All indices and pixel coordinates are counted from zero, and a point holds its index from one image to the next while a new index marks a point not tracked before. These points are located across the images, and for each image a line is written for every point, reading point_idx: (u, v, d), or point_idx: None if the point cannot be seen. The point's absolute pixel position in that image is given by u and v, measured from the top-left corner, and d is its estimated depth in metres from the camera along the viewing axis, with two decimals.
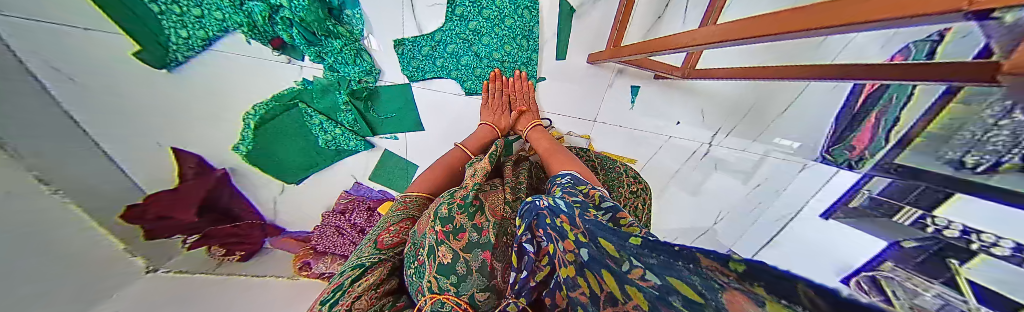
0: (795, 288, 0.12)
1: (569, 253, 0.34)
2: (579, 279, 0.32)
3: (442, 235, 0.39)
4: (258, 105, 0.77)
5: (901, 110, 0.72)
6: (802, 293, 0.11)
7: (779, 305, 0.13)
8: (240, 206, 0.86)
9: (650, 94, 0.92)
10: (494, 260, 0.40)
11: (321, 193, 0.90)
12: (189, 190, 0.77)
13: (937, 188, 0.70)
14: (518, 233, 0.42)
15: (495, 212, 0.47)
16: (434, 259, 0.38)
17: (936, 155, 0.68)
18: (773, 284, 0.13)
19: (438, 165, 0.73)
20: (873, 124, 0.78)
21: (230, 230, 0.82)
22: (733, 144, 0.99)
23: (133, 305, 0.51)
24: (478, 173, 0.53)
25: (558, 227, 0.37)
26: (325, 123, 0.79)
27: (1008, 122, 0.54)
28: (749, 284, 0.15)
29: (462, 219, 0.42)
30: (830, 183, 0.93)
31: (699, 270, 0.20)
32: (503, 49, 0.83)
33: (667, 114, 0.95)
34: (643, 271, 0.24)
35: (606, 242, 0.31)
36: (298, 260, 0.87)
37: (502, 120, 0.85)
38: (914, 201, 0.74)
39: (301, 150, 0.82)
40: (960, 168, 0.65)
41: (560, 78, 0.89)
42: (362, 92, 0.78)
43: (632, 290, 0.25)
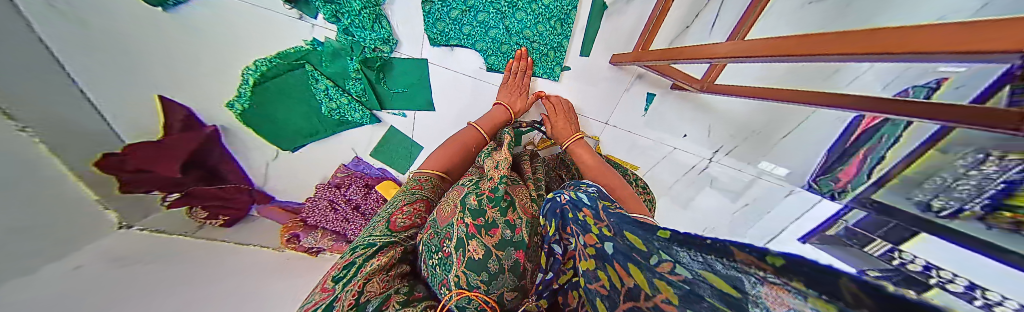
0: (839, 283, 0.11)
1: (591, 248, 0.36)
2: (600, 272, 0.34)
3: (474, 229, 0.39)
4: (260, 60, 0.72)
5: (889, 149, 0.72)
6: (846, 291, 0.10)
7: (822, 301, 0.12)
8: (229, 168, 0.80)
9: (664, 105, 0.93)
10: (525, 260, 0.41)
11: (317, 163, 0.85)
12: (175, 143, 0.70)
13: (906, 226, 0.73)
14: (547, 233, 0.44)
15: (525, 209, 0.46)
16: (464, 253, 0.38)
17: (908, 196, 0.71)
18: (810, 277, 0.12)
19: (452, 142, 0.71)
20: (860, 160, 0.80)
21: (215, 192, 0.76)
22: (729, 163, 1.00)
23: (99, 262, 0.48)
24: (501, 164, 0.51)
25: (585, 226, 0.39)
26: (330, 90, 0.74)
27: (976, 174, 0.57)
28: (786, 279, 0.14)
29: (494, 213, 0.41)
30: (813, 209, 0.98)
31: (733, 264, 0.18)
32: (536, 27, 0.80)
33: (674, 128, 0.96)
34: (673, 264, 0.24)
35: (633, 237, 0.31)
36: (285, 232, 0.82)
37: (517, 101, 0.82)
38: (884, 234, 0.78)
39: (302, 116, 0.78)
40: (926, 210, 0.69)
41: (581, 75, 0.88)
42: (376, 62, 0.74)
43: (661, 284, 0.25)
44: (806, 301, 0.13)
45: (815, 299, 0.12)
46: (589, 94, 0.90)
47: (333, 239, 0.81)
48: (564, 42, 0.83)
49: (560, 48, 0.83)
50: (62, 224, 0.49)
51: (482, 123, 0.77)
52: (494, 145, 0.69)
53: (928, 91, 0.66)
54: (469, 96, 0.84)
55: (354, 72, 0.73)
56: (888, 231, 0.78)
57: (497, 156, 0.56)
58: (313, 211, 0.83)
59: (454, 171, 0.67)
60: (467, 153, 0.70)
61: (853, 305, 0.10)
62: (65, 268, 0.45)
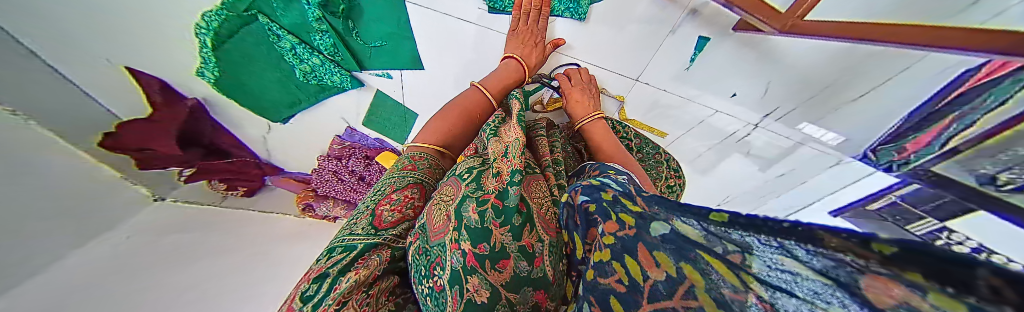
0: (968, 271, 0.08)
1: (609, 236, 0.29)
2: (619, 265, 0.27)
3: (473, 261, 0.33)
4: (209, 14, 0.54)
5: (986, 113, 0.46)
6: (976, 280, 0.07)
7: (944, 295, 0.09)
8: (227, 141, 0.78)
9: (717, 53, 0.69)
10: (546, 298, 0.35)
11: (311, 134, 0.81)
12: (161, 121, 0.67)
13: (961, 201, 0.58)
14: (575, 254, 0.36)
15: (547, 225, 0.40)
16: (461, 291, 0.33)
17: (971, 167, 0.53)
18: (930, 268, 0.09)
19: (455, 104, 0.65)
20: (944, 127, 0.53)
21: (224, 166, 0.78)
22: (779, 130, 0.79)
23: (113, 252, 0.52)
24: (512, 152, 0.44)
25: (613, 207, 0.31)
26: (298, 49, 0.61)
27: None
28: (893, 267, 0.10)
29: (504, 237, 0.35)
30: (861, 181, 0.77)
31: (819, 251, 0.14)
32: None
33: (717, 82, 0.75)
34: (744, 255, 0.19)
35: (682, 225, 0.24)
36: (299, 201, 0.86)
37: (531, 55, 0.68)
38: (930, 209, 0.64)
39: (278, 82, 0.68)
40: (987, 183, 0.52)
41: (613, 12, 0.65)
42: (339, 6, 0.56)
43: (748, 278, 0.18)
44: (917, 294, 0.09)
45: (929, 293, 0.09)
46: (611, 43, 0.71)
47: (344, 208, 0.84)
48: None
49: None
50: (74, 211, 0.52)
51: (488, 84, 0.68)
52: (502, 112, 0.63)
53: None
54: (472, 50, 0.69)
55: (315, 22, 0.56)
56: (937, 206, 0.63)
57: (506, 137, 0.50)
58: (321, 182, 0.83)
59: (455, 144, 0.64)
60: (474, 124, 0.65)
61: (979, 300, 0.07)
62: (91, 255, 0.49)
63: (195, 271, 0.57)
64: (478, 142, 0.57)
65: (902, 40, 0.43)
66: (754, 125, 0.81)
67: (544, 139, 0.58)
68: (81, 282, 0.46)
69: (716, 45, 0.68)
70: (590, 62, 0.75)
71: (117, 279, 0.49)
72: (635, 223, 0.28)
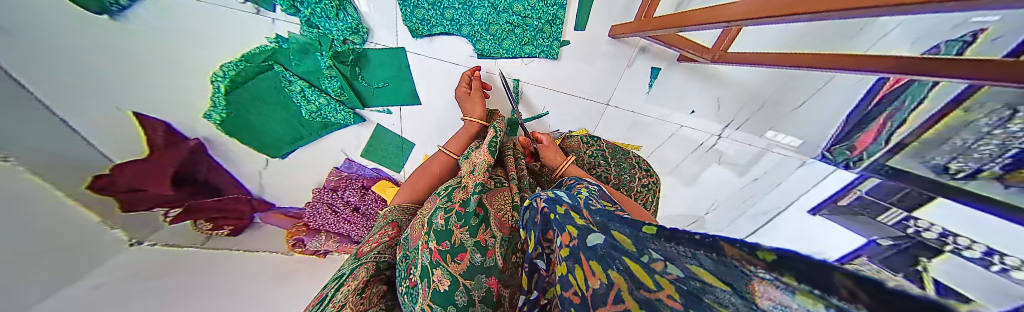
0: (831, 276, 0.10)
1: (565, 248, 0.32)
2: (572, 275, 0.30)
3: (438, 256, 0.38)
4: (226, 64, 0.63)
5: (910, 112, 0.65)
6: (839, 284, 0.09)
7: (811, 295, 0.11)
8: (221, 179, 0.76)
9: (673, 77, 0.85)
10: (499, 286, 0.39)
11: (310, 168, 0.84)
12: (159, 158, 0.66)
13: (923, 191, 0.70)
14: (530, 249, 0.40)
15: (502, 224, 0.43)
16: (429, 284, 0.37)
17: (925, 159, 0.67)
18: (802, 273, 0.11)
19: (425, 171, 0.61)
20: (880, 126, 0.72)
21: (214, 204, 0.75)
22: (739, 138, 0.94)
23: (126, 283, 0.51)
24: (477, 168, 0.49)
25: (566, 220, 0.34)
26: (307, 91, 0.68)
27: (1001, 133, 0.54)
28: (774, 273, 0.13)
29: (462, 235, 0.39)
30: (827, 180, 0.92)
31: (719, 259, 0.17)
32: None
33: (681, 102, 0.89)
34: (665, 263, 0.21)
35: (620, 235, 0.27)
36: (291, 237, 0.83)
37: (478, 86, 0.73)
38: (897, 201, 0.75)
39: (284, 121, 0.73)
40: (942, 172, 0.65)
41: (579, 53, 0.79)
42: (349, 56, 0.67)
43: (662, 280, 0.21)
44: (793, 295, 0.12)
45: (800, 293, 0.11)
46: (586, 77, 0.83)
47: (337, 241, 0.83)
48: (560, 13, 0.72)
49: (555, 21, 0.73)
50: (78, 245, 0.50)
51: (452, 146, 0.67)
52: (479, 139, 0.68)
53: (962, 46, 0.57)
54: None
55: (326, 69, 0.66)
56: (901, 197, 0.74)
57: (474, 157, 0.54)
58: (314, 216, 0.83)
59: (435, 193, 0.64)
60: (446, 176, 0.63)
61: (843, 301, 0.09)
62: (93, 288, 0.47)
63: (200, 299, 0.54)
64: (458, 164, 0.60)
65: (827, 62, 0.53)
66: (718, 135, 0.95)
67: (513, 158, 0.63)
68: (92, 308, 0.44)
69: (669, 73, 0.84)
70: (569, 92, 0.85)
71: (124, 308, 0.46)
72: (576, 232, 0.31)
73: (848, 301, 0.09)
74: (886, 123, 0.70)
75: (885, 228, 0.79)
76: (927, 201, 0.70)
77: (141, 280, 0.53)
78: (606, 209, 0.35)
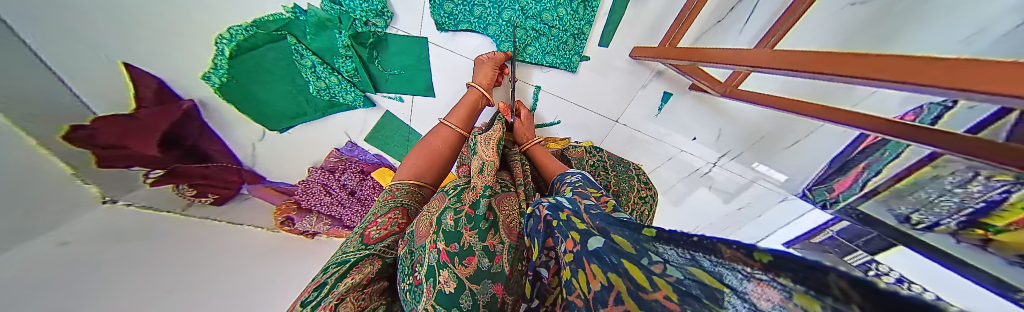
0: (826, 276, 0.09)
1: (569, 254, 0.32)
2: (574, 279, 0.30)
3: (445, 257, 0.37)
4: (235, 28, 0.59)
5: (886, 164, 0.68)
6: (832, 284, 0.09)
7: (809, 297, 0.10)
8: (212, 146, 0.71)
9: (680, 104, 0.87)
10: (505, 293, 0.38)
11: (309, 145, 0.81)
12: (150, 118, 0.61)
13: (886, 237, 0.77)
14: (533, 258, 0.39)
15: (510, 231, 0.43)
16: (434, 284, 0.36)
17: (891, 208, 0.72)
18: (795, 274, 0.11)
19: (424, 144, 0.65)
20: (858, 172, 0.75)
21: (201, 171, 0.70)
22: (734, 169, 0.98)
23: (81, 255, 0.46)
24: (487, 169, 0.50)
25: (568, 225, 0.34)
26: (318, 67, 0.66)
27: (964, 191, 0.56)
28: (772, 275, 0.12)
29: (471, 238, 0.39)
30: (803, 217, 0.98)
31: (720, 261, 0.16)
32: (556, 10, 0.70)
33: (684, 128, 0.92)
34: (665, 265, 0.21)
35: (619, 239, 0.27)
36: (279, 215, 0.80)
37: (485, 76, 0.72)
38: (861, 244, 0.83)
39: (288, 94, 0.70)
40: (904, 221, 0.71)
41: (598, 67, 0.80)
42: (368, 39, 0.65)
43: (659, 282, 0.21)
44: (791, 297, 0.11)
45: (797, 295, 0.11)
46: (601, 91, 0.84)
47: (328, 223, 0.81)
48: (586, 28, 0.72)
49: (580, 34, 0.73)
50: (42, 203, 0.46)
51: (454, 119, 0.69)
52: (480, 130, 0.65)
53: (941, 110, 0.58)
54: None
55: (343, 49, 0.64)
56: (866, 241, 0.82)
57: (482, 153, 0.55)
58: (306, 194, 0.80)
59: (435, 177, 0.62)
60: (448, 155, 0.64)
61: (837, 301, 0.09)
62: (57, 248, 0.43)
63: (189, 269, 0.52)
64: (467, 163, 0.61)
65: (809, 112, 0.55)
66: (713, 163, 0.98)
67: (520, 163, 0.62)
68: (70, 280, 0.41)
69: (676, 100, 0.86)
70: (582, 105, 0.86)
71: (104, 276, 0.44)
72: (580, 236, 0.32)
73: (840, 300, 0.08)
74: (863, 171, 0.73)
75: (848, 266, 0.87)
76: (889, 246, 0.77)
77: (122, 247, 0.50)
78: (603, 212, 0.35)
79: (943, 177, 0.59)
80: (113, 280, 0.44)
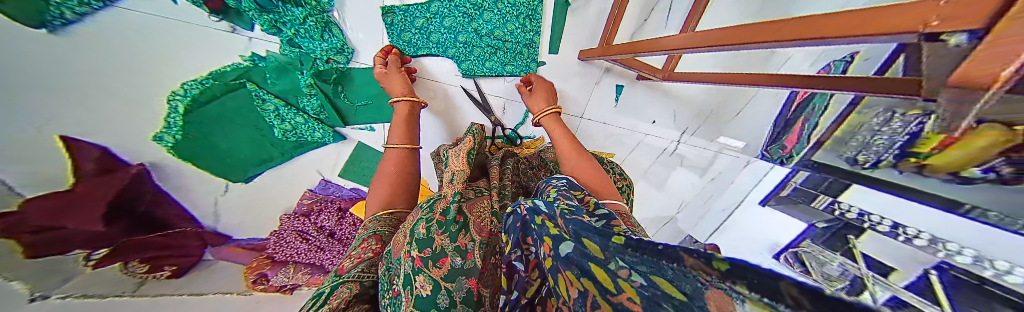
0: (778, 285, 0.10)
1: (548, 258, 0.33)
2: (558, 283, 0.31)
3: (419, 263, 0.36)
4: (189, 82, 0.61)
5: (820, 116, 0.82)
6: (785, 292, 0.09)
7: (762, 304, 0.11)
8: (167, 211, 0.65)
9: (633, 94, 0.97)
10: (479, 287, 0.38)
11: (280, 191, 0.77)
12: (92, 190, 0.54)
13: (843, 180, 0.82)
14: (507, 251, 0.39)
15: (481, 229, 0.44)
16: (411, 291, 0.35)
17: (840, 154, 0.81)
18: (754, 282, 0.11)
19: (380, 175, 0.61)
20: (799, 127, 0.89)
21: (158, 240, 0.62)
22: (696, 143, 1.08)
23: None
24: (456, 178, 0.51)
25: (542, 230, 0.35)
26: (282, 109, 0.66)
27: (887, 129, 0.68)
28: (730, 283, 0.13)
29: (442, 241, 0.39)
30: (767, 176, 1.04)
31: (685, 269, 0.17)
32: (505, 27, 0.79)
33: (642, 113, 1.01)
34: (629, 271, 0.23)
35: (589, 243, 0.28)
36: (250, 274, 0.71)
37: (398, 87, 0.69)
38: (824, 190, 0.86)
39: (253, 141, 0.68)
40: (853, 163, 0.79)
41: (555, 71, 0.88)
42: (331, 75, 0.68)
43: (623, 284, 0.23)
44: (744, 302, 0.12)
45: (751, 301, 0.11)
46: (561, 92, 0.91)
47: (309, 272, 0.75)
48: (536, 38, 0.82)
49: (531, 45, 0.82)
50: None
51: (395, 139, 0.66)
52: (452, 145, 0.67)
53: (845, 64, 0.71)
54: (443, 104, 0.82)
55: (306, 88, 0.66)
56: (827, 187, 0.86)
57: (452, 164, 0.56)
58: (280, 246, 0.76)
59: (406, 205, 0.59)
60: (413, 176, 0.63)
61: (788, 308, 0.09)
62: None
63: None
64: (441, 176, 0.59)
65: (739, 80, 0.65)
66: (676, 141, 1.07)
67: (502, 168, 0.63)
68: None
69: (631, 90, 0.96)
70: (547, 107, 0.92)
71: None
72: (552, 243, 0.33)
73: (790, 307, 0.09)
74: (804, 125, 0.87)
75: (818, 213, 0.86)
76: (845, 188, 0.81)
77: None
78: (577, 215, 0.34)
79: (869, 121, 0.72)
80: None
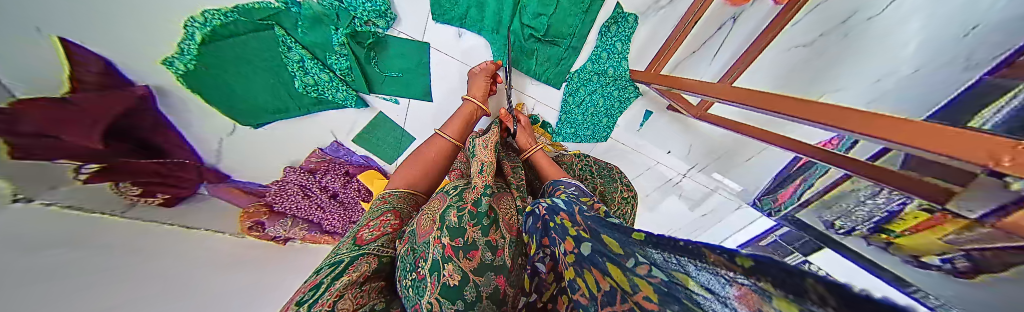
0: (804, 280, 0.09)
1: (570, 254, 0.34)
2: (579, 280, 0.32)
3: (451, 251, 0.38)
4: (211, 11, 0.50)
5: (818, 177, 0.78)
6: (809, 289, 0.08)
7: (785, 301, 0.10)
8: (168, 140, 0.61)
9: (659, 123, 0.96)
10: (507, 286, 0.39)
11: (291, 142, 0.75)
12: (95, 105, 0.48)
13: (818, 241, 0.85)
14: (530, 255, 0.44)
15: (510, 227, 0.46)
16: (438, 278, 0.36)
17: (821, 216, 0.80)
18: (776, 278, 0.10)
19: (418, 156, 0.65)
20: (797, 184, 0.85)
21: (153, 167, 0.59)
22: (701, 180, 1.09)
23: (52, 252, 0.39)
24: (485, 169, 0.52)
25: (564, 230, 0.37)
26: (307, 63, 0.61)
27: (871, 202, 0.64)
28: (755, 280, 0.12)
29: (475, 233, 0.40)
30: (752, 224, 1.14)
31: (706, 266, 0.16)
32: (565, 20, 0.67)
33: (662, 142, 1.01)
34: (649, 267, 0.22)
35: (609, 239, 0.30)
36: (244, 220, 0.74)
37: (478, 90, 0.72)
38: (797, 247, 0.96)
39: (270, 88, 0.63)
40: (830, 227, 0.79)
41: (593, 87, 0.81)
42: (367, 40, 0.62)
43: (640, 282, 0.22)
44: (768, 301, 0.11)
45: (777, 299, 0.10)
46: (588, 107, 0.85)
47: (305, 228, 0.78)
48: (601, 54, 0.74)
49: (572, 50, 0.72)
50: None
51: (450, 130, 0.70)
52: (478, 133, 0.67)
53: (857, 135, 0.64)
54: (457, 78, 0.75)
55: (337, 47, 0.60)
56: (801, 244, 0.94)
57: (480, 154, 0.57)
58: (278, 196, 0.76)
59: (421, 182, 0.62)
60: (440, 164, 0.66)
61: (815, 306, 0.08)
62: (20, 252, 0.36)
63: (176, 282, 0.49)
64: (461, 166, 0.64)
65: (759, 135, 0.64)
66: (682, 174, 1.09)
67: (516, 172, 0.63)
68: (73, 284, 0.37)
69: (656, 118, 0.95)
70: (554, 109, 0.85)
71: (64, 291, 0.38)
72: (574, 243, 0.34)
73: (816, 304, 0.08)
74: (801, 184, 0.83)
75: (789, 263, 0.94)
76: (817, 248, 0.87)
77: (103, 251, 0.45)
78: (597, 215, 0.37)
79: (856, 192, 0.68)
80: (107, 282, 0.39)
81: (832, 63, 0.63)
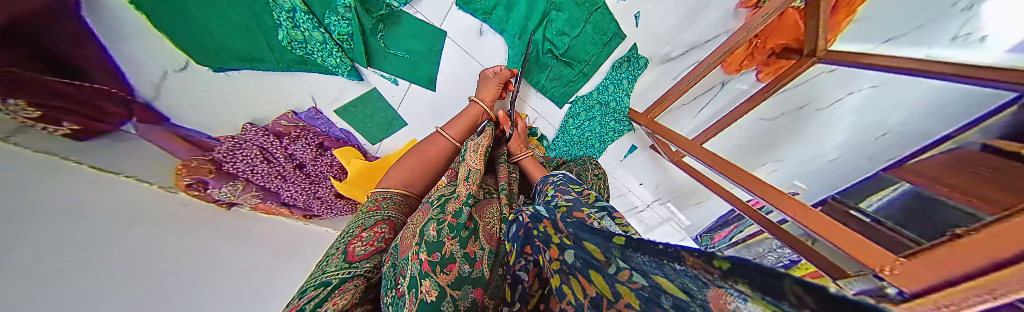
0: (787, 281, 0.09)
1: (555, 261, 0.35)
2: (566, 286, 0.33)
3: (428, 267, 0.36)
4: None
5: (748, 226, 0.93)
6: (791, 291, 0.09)
7: (763, 302, 0.10)
8: (94, 60, 0.47)
9: (638, 158, 1.05)
10: (485, 296, 0.40)
11: (262, 96, 0.66)
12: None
13: None
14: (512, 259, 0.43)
15: (490, 236, 0.46)
16: (416, 294, 0.35)
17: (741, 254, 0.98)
18: (758, 282, 0.10)
19: (419, 153, 0.63)
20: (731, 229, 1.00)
21: (58, 87, 0.44)
22: (660, 212, 1.19)
23: None
24: (472, 177, 0.51)
25: (547, 236, 0.37)
26: (298, 15, 0.52)
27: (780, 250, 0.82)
28: (733, 283, 0.12)
29: (453, 246, 0.39)
30: None
31: (682, 267, 0.16)
32: (586, 47, 0.68)
33: (636, 175, 1.10)
34: (631, 272, 0.22)
35: (590, 244, 0.28)
36: (182, 175, 0.63)
37: (490, 93, 0.70)
38: None
39: (244, 31, 0.53)
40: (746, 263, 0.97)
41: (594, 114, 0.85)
42: (379, 10, 0.56)
43: (623, 288, 0.24)
44: (746, 301, 0.11)
45: (753, 300, 0.11)
46: (585, 131, 0.88)
47: (258, 196, 0.73)
48: (608, 87, 0.78)
49: (584, 76, 0.75)
50: None
51: (452, 130, 0.68)
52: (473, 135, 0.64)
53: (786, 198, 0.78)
54: (450, 68, 0.71)
55: (342, 8, 0.52)
56: None
57: (468, 159, 0.56)
58: (229, 155, 0.68)
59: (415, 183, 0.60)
60: (440, 167, 0.64)
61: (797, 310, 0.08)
62: None
63: (103, 249, 0.41)
64: (455, 167, 0.62)
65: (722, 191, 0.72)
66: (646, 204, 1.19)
67: (507, 167, 0.65)
68: None
69: (637, 154, 1.03)
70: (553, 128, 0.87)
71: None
72: (558, 250, 0.35)
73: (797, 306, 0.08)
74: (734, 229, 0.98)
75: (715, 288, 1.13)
76: None
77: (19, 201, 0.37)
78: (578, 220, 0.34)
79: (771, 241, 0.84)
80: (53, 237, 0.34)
81: (785, 138, 0.73)
